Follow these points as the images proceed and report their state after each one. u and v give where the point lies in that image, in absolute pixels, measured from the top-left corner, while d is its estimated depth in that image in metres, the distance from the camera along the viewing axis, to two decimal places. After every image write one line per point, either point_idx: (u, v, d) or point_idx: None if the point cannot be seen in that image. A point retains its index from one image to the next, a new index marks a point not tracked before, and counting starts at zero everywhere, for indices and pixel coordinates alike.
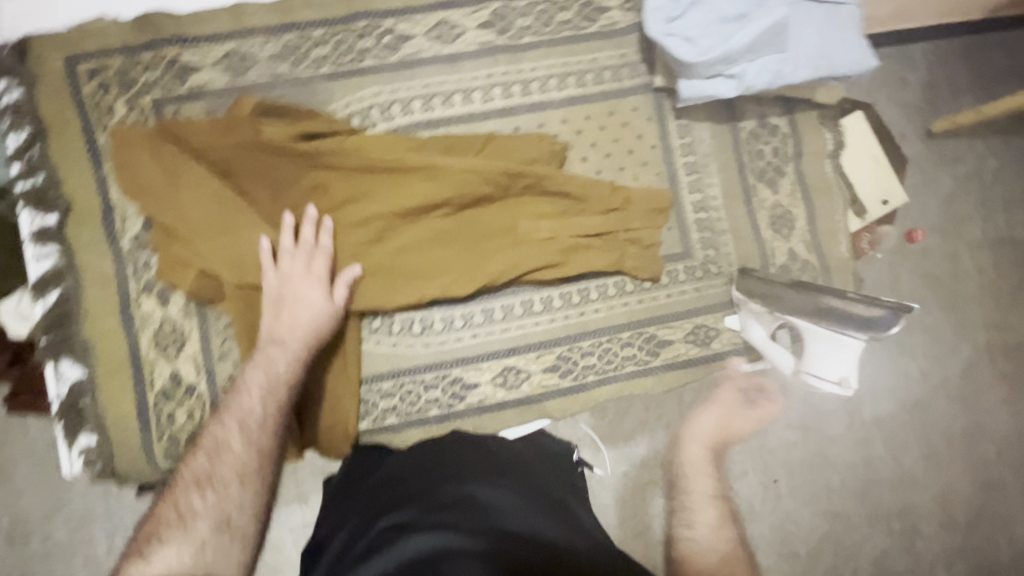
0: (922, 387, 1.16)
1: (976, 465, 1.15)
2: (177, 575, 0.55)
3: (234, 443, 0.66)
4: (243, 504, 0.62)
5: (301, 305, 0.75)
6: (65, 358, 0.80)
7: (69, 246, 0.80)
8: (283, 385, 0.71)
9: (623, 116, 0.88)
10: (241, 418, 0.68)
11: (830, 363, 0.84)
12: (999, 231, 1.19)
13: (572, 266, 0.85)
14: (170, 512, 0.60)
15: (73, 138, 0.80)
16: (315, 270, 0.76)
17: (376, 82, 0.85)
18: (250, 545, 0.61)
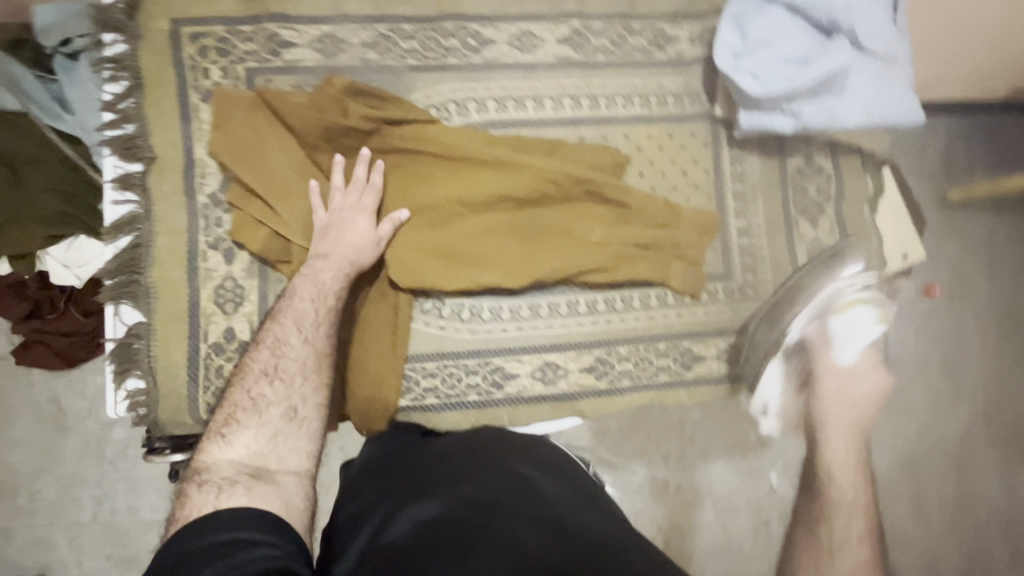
0: None
1: None
2: (247, 457, 0.66)
3: (292, 343, 0.75)
4: (306, 398, 0.74)
5: (350, 234, 0.80)
6: (127, 301, 0.82)
7: (148, 195, 0.83)
8: (332, 295, 0.79)
9: (682, 139, 0.94)
10: (300, 322, 0.76)
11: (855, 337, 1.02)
12: None
13: (620, 273, 0.89)
14: (243, 401, 0.71)
15: (167, 94, 0.84)
16: (364, 202, 0.82)
17: (456, 79, 0.90)
18: (314, 436, 0.73)
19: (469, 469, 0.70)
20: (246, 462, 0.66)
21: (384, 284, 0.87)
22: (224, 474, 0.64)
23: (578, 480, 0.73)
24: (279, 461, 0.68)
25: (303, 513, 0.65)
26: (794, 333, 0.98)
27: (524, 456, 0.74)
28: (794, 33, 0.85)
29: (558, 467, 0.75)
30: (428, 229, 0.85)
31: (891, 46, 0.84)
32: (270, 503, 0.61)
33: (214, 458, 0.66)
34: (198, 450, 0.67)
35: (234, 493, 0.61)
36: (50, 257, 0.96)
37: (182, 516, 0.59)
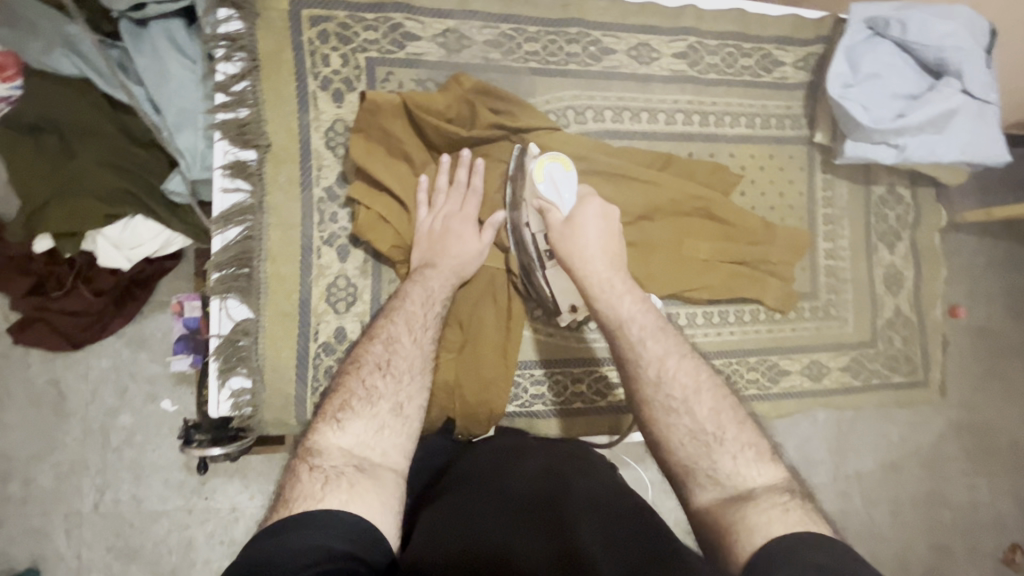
0: (901, 450, 1.40)
1: (932, 527, 1.40)
2: (358, 453, 0.60)
3: (404, 341, 0.69)
4: (412, 397, 0.66)
5: (457, 240, 0.78)
6: (234, 295, 0.78)
7: (261, 185, 0.79)
8: (439, 302, 0.75)
9: (780, 161, 0.98)
10: (411, 321, 0.71)
11: (565, 193, 0.78)
12: (975, 321, 1.42)
13: (722, 290, 0.93)
14: (357, 388, 0.64)
15: (285, 80, 0.80)
16: (466, 208, 0.80)
17: (575, 86, 0.90)
18: (414, 440, 0.65)
19: (485, 468, 0.70)
20: (358, 458, 0.59)
21: (496, 291, 0.86)
22: (335, 463, 0.58)
23: (619, 482, 0.70)
24: (389, 463, 0.61)
25: (395, 521, 0.57)
26: (532, 227, 0.81)
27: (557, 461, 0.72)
28: (902, 71, 0.90)
29: (594, 466, 0.73)
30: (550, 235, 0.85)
31: (986, 88, 0.89)
32: (368, 509, 0.55)
33: (324, 443, 0.60)
34: (309, 430, 0.61)
35: (338, 487, 0.55)
36: (103, 237, 0.94)
37: (287, 501, 0.54)
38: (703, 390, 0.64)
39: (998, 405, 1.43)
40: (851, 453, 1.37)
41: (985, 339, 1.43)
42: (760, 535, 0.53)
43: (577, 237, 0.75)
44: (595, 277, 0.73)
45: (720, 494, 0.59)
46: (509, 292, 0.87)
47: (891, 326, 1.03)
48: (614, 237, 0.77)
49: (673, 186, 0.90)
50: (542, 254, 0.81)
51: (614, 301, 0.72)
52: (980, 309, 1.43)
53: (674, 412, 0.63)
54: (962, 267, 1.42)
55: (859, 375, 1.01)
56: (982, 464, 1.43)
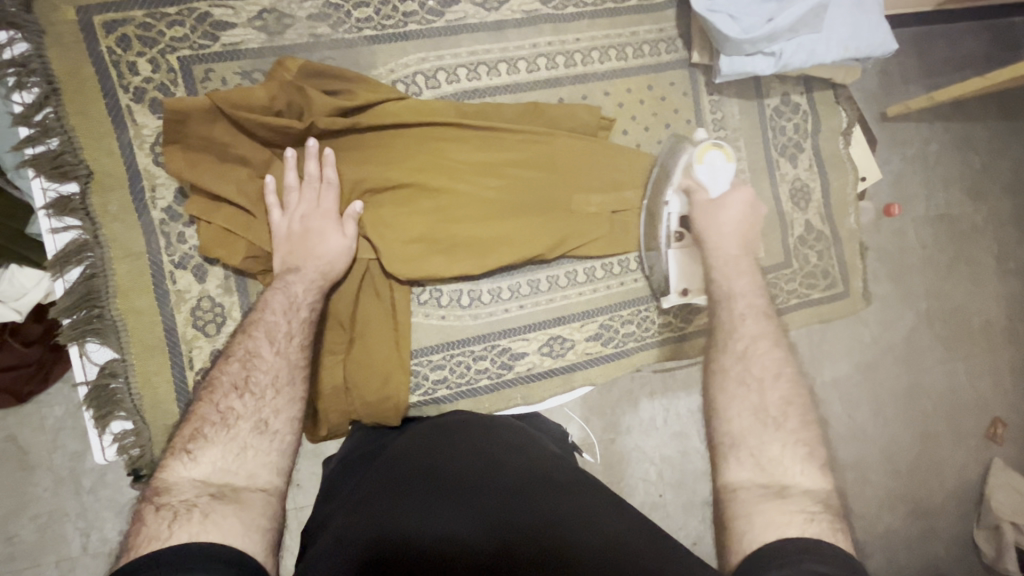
0: (873, 349, 1.34)
1: (915, 419, 1.35)
2: (216, 479, 0.56)
3: (265, 354, 0.67)
4: (279, 411, 0.64)
5: (317, 240, 0.74)
6: (92, 339, 0.74)
7: (93, 218, 0.74)
8: (304, 307, 0.72)
9: (661, 90, 0.91)
10: (272, 332, 0.69)
11: (721, 181, 0.81)
12: (938, 208, 1.38)
13: (617, 238, 0.89)
14: (212, 415, 0.61)
15: (92, 98, 0.73)
16: (325, 202, 0.75)
17: (419, 47, 0.83)
18: (288, 453, 0.62)
19: (422, 455, 0.66)
20: (217, 485, 0.56)
21: (375, 284, 0.82)
22: (185, 497, 0.53)
23: (550, 457, 0.68)
24: (258, 483, 0.58)
25: (265, 540, 0.53)
26: (669, 202, 0.83)
27: (502, 439, 0.70)
28: None
29: (532, 443, 0.71)
30: (423, 215, 0.80)
31: None
32: (228, 533, 0.51)
33: (174, 479, 0.56)
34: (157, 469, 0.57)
35: (191, 518, 0.51)
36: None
37: (132, 549, 0.49)
38: (782, 377, 0.61)
39: (958, 290, 1.39)
40: (824, 360, 1.32)
41: (952, 225, 1.39)
42: (771, 531, 0.49)
43: (724, 212, 0.77)
44: (719, 252, 0.75)
45: (754, 479, 0.55)
46: (390, 283, 0.82)
47: (805, 242, 0.99)
48: (751, 230, 0.77)
49: (546, 134, 0.84)
50: (672, 234, 0.84)
51: (730, 277, 0.72)
52: (941, 195, 1.38)
53: (746, 388, 0.61)
54: (914, 156, 1.37)
55: (777, 298, 0.98)
56: (950, 350, 1.38)
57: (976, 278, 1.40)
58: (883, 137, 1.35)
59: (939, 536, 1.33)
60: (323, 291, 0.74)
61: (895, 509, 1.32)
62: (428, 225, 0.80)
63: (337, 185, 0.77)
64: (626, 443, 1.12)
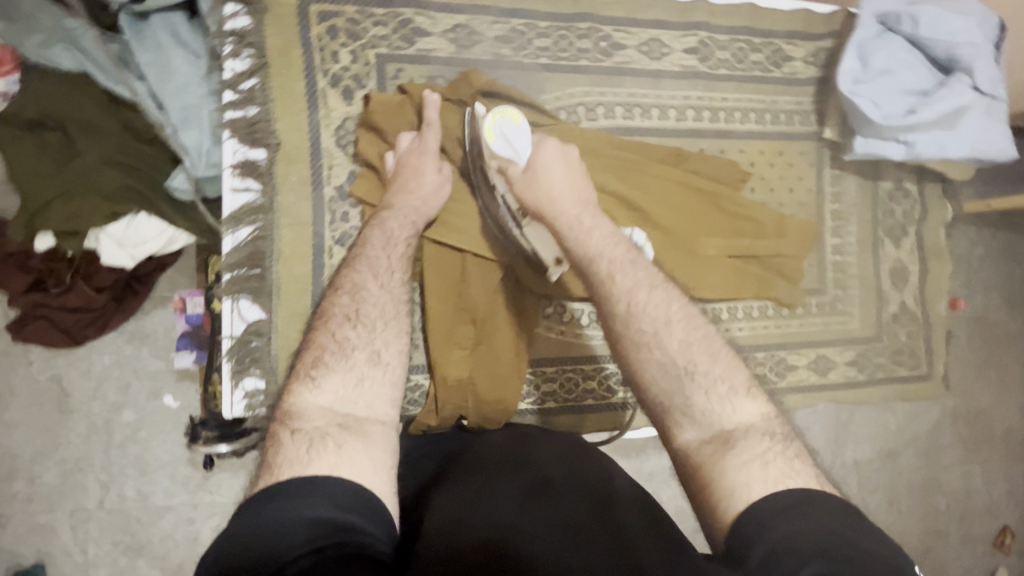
0: (896, 439, 1.38)
1: (928, 515, 1.40)
2: (338, 410, 0.60)
3: (370, 287, 0.70)
4: (389, 343, 0.67)
5: (417, 177, 0.78)
6: (246, 296, 0.78)
7: (272, 184, 0.78)
8: (401, 242, 0.75)
9: (790, 157, 0.97)
10: (376, 267, 0.72)
11: (520, 145, 0.80)
12: (995, 313, 1.42)
13: (729, 285, 0.94)
14: (328, 343, 0.65)
15: (295, 77, 0.79)
16: (428, 147, 0.78)
17: (586, 82, 0.89)
18: (398, 384, 0.65)
19: (543, 467, 0.61)
20: (341, 415, 0.59)
21: (509, 288, 0.86)
22: (315, 424, 0.58)
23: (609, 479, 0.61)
24: (377, 415, 0.61)
25: (387, 479, 0.56)
26: (499, 187, 0.81)
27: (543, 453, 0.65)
28: (913, 66, 0.90)
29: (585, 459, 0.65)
30: None
31: (995, 84, 0.89)
32: (357, 470, 0.54)
33: (304, 404, 0.60)
34: (285, 395, 0.61)
35: (322, 448, 0.55)
36: (105, 235, 0.89)
37: (271, 467, 0.54)
38: (674, 323, 0.64)
39: (988, 395, 1.42)
40: (847, 441, 1.35)
41: (1004, 332, 1.42)
42: (750, 489, 0.51)
43: (539, 177, 0.78)
44: (571, 221, 0.76)
45: (704, 432, 0.57)
46: (524, 289, 0.86)
47: (897, 320, 1.04)
48: (578, 176, 0.80)
49: (684, 180, 0.91)
50: (517, 212, 0.82)
51: (582, 237, 0.74)
52: (999, 300, 1.43)
53: (646, 347, 0.63)
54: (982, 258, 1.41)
55: (864, 369, 1.03)
56: (969, 452, 1.42)
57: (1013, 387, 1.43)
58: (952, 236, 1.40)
59: None
60: (416, 227, 0.77)
61: None
62: None
63: (439, 129, 0.80)
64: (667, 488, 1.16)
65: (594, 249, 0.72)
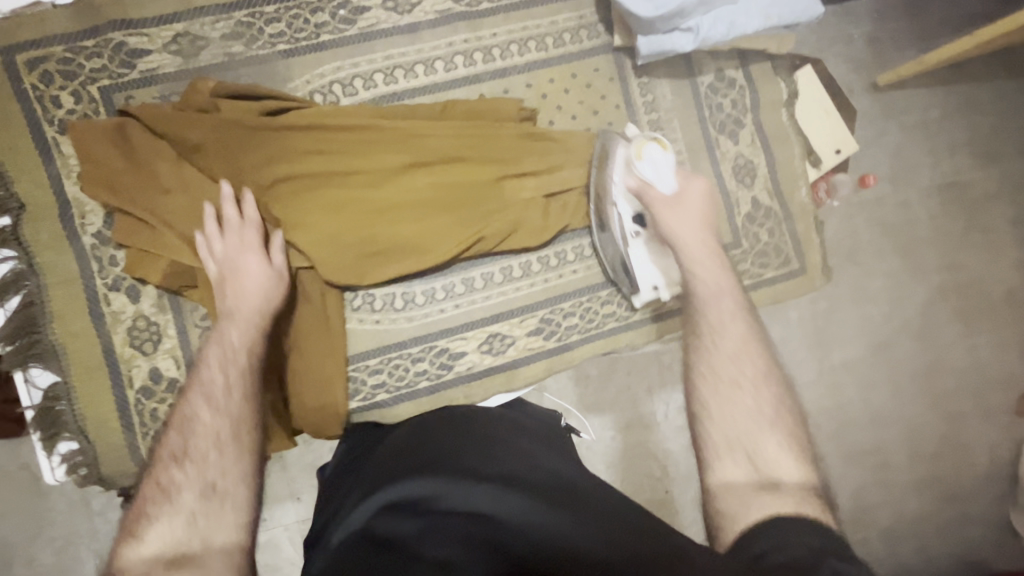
0: (888, 328, 1.18)
1: (937, 399, 1.19)
2: (165, 555, 0.52)
3: (201, 416, 0.62)
4: (228, 470, 0.60)
5: (243, 279, 0.73)
6: (35, 364, 0.77)
7: (27, 248, 0.77)
8: (239, 355, 0.69)
9: (586, 78, 0.90)
10: (209, 390, 0.65)
11: (666, 174, 0.78)
12: (946, 176, 1.20)
13: (548, 227, 0.87)
14: (153, 494, 0.57)
15: (19, 133, 0.76)
16: (246, 242, 0.75)
17: (334, 57, 0.83)
18: (245, 508, 0.58)
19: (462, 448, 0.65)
20: (171, 557, 0.52)
21: (306, 291, 0.82)
22: None
23: (541, 461, 0.65)
24: (217, 543, 0.55)
25: None
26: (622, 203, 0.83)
27: (480, 436, 0.68)
28: None
29: (515, 439, 0.69)
30: (336, 209, 0.80)
31: None
32: None
33: (125, 565, 0.52)
34: (108, 560, 0.53)
35: None
36: None
37: None
38: (768, 370, 0.63)
39: (974, 259, 1.21)
40: (834, 343, 1.16)
41: (963, 193, 1.21)
42: (762, 511, 0.53)
43: (678, 206, 0.76)
44: (692, 250, 0.73)
45: (749, 476, 0.57)
46: (322, 288, 0.83)
47: (753, 220, 0.96)
48: (709, 216, 0.76)
49: (467, 126, 0.84)
50: (627, 233, 0.84)
51: (695, 270, 0.71)
52: (946, 163, 1.21)
53: (734, 387, 0.62)
54: (913, 126, 1.20)
55: None
56: (971, 324, 1.21)
57: (994, 248, 1.22)
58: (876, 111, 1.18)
59: (974, 524, 1.17)
60: (258, 335, 0.72)
61: (921, 495, 1.16)
62: (336, 213, 0.80)
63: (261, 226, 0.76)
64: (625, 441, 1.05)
65: (701, 275, 0.71)
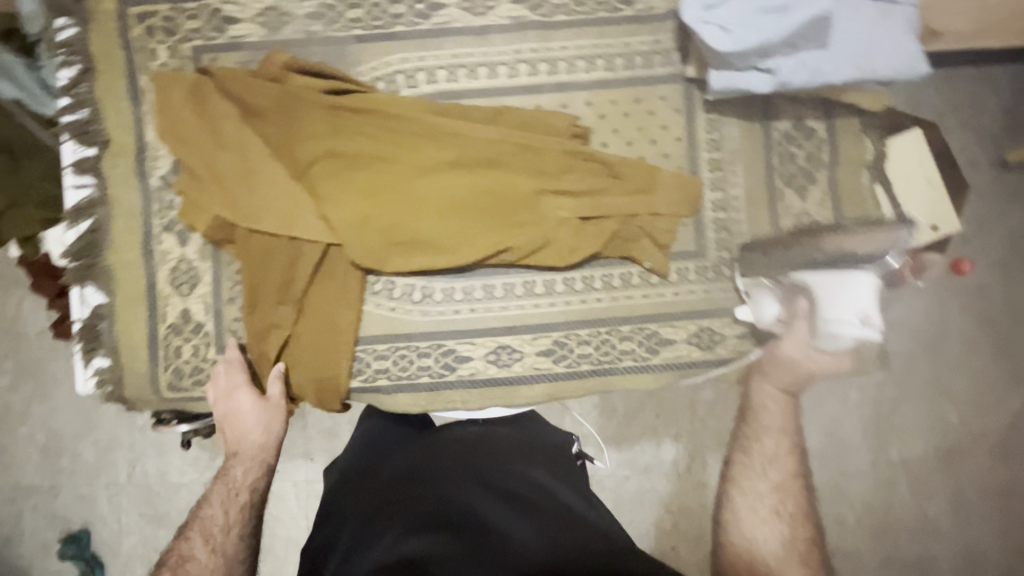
0: (960, 434, 0.98)
1: (1012, 528, 0.97)
2: None
3: (197, 556, 0.81)
4: None
5: (237, 416, 0.84)
6: (90, 283, 0.85)
7: (103, 178, 0.85)
8: (240, 492, 0.85)
9: (650, 105, 0.86)
10: (207, 535, 0.83)
11: (842, 333, 0.87)
12: None
13: (578, 249, 0.84)
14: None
15: (117, 76, 0.85)
16: (233, 384, 0.84)
17: (403, 48, 0.86)
18: None
19: (465, 478, 0.70)
20: None
21: (331, 267, 0.85)
22: None
23: (539, 479, 0.73)
24: None
25: None
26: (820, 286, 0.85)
27: (485, 460, 0.75)
28: None
29: (517, 461, 0.76)
30: (374, 196, 0.82)
31: None
32: None
33: None
34: None
35: None
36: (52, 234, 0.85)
37: None
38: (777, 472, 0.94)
39: None
40: (894, 436, 0.97)
41: None
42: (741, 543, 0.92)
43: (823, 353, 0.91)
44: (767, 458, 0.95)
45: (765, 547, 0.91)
46: (347, 266, 0.85)
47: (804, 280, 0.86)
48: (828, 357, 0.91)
49: (517, 133, 0.83)
50: (783, 279, 0.86)
51: (762, 396, 0.94)
52: None
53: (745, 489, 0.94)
54: None
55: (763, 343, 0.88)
56: None
57: None
58: (1003, 191, 0.97)
59: None
60: (256, 471, 0.85)
61: None
62: (373, 200, 0.82)
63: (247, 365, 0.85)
64: (641, 485, 0.95)
65: (766, 421, 0.96)
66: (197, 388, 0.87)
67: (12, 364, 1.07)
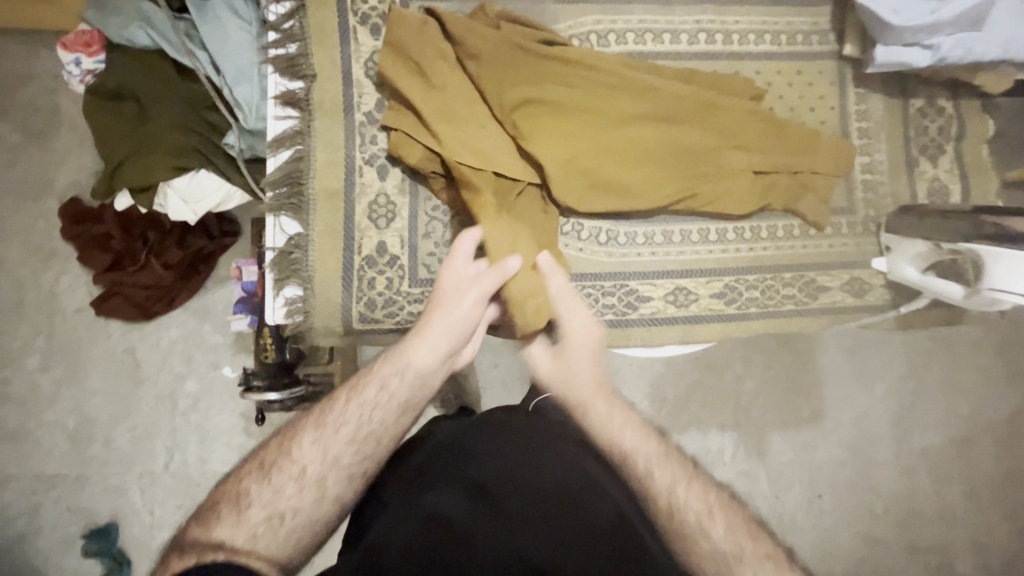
0: (970, 426, 1.23)
1: (1016, 511, 1.22)
2: (236, 543, 0.54)
3: (313, 438, 0.61)
4: (308, 500, 0.58)
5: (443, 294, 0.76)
6: (287, 212, 0.85)
7: (308, 111, 0.86)
8: (386, 381, 0.67)
9: (810, 77, 0.97)
10: (321, 419, 0.63)
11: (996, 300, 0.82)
12: None
13: (752, 199, 0.92)
14: (253, 469, 0.60)
15: (330, 14, 0.88)
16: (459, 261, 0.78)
17: (597, 10, 0.93)
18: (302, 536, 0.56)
19: (528, 460, 0.63)
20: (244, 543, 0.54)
21: (526, 207, 0.89)
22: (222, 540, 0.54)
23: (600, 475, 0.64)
24: (280, 555, 0.55)
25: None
26: (977, 255, 0.80)
27: (551, 446, 0.66)
28: None
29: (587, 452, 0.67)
30: (576, 139, 0.87)
31: None
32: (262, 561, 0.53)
33: (208, 529, 0.55)
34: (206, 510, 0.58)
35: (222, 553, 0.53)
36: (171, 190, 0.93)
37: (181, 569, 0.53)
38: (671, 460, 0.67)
39: None
40: (915, 427, 1.22)
41: None
42: None
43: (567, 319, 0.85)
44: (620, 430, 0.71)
45: None
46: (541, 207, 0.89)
47: None
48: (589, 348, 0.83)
49: (704, 90, 0.92)
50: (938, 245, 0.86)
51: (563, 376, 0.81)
52: None
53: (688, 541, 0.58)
54: None
55: (903, 295, 0.97)
56: None
57: None
58: None
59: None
60: (423, 358, 0.69)
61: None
62: (575, 143, 0.87)
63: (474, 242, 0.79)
64: None
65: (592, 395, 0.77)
66: (388, 320, 0.89)
67: (43, 344, 1.15)
